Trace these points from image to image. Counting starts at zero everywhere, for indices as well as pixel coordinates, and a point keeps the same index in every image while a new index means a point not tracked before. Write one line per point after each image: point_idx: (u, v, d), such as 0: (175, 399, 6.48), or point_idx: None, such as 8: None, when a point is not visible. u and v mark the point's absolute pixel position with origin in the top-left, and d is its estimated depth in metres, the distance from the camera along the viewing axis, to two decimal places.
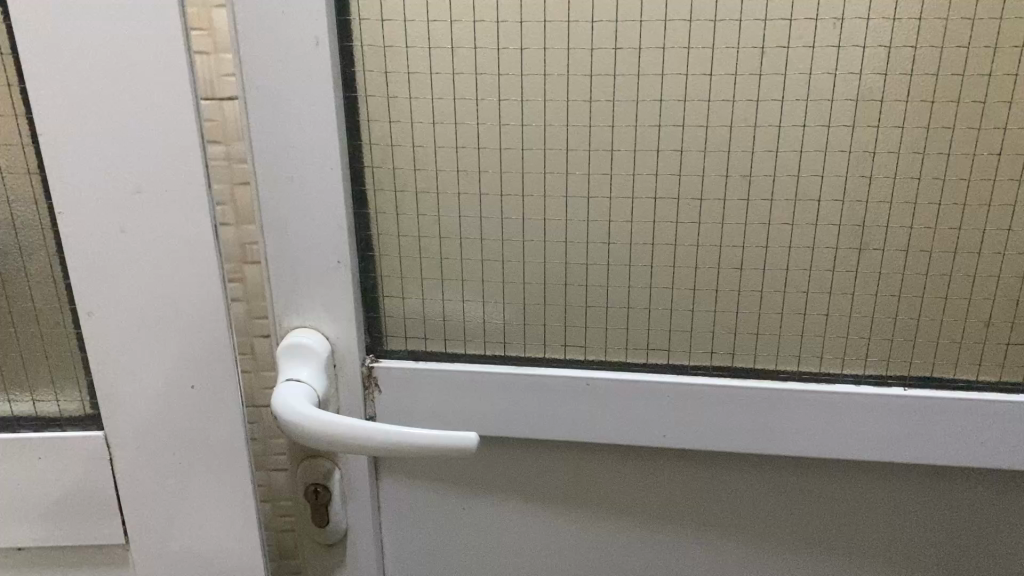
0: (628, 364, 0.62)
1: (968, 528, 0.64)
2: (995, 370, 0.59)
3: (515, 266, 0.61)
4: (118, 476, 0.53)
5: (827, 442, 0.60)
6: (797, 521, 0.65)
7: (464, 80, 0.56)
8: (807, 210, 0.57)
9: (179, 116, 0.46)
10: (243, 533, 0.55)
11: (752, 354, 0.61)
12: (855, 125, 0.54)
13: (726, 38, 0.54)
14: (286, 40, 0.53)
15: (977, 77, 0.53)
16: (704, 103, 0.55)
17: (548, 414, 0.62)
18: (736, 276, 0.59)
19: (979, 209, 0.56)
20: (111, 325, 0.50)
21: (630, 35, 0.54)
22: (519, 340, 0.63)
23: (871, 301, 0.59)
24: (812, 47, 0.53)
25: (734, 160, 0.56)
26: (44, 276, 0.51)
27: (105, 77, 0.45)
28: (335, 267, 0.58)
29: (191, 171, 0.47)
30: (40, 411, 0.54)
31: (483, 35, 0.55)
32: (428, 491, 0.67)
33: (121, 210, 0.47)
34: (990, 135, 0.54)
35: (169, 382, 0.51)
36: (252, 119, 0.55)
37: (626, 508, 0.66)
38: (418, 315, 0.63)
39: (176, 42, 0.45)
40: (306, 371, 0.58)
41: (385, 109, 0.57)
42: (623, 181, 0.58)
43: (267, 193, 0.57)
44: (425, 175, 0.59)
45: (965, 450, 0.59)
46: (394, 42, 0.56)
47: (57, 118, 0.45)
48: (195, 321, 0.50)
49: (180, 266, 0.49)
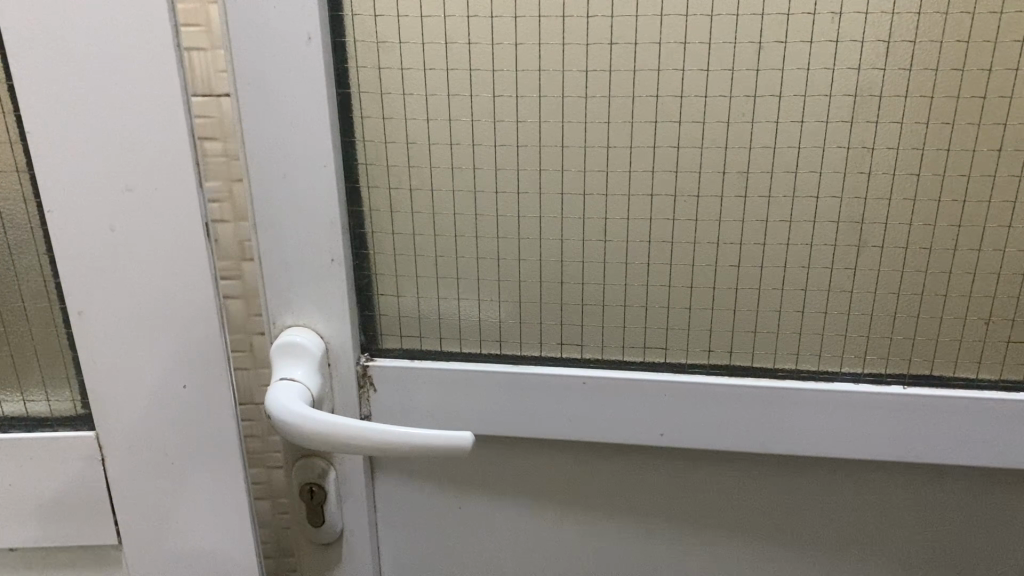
0: (625, 363, 0.61)
1: (968, 528, 0.63)
2: (995, 369, 0.59)
3: (511, 263, 0.61)
4: (110, 477, 0.53)
5: (826, 441, 0.59)
6: (796, 521, 0.65)
7: (458, 77, 0.56)
8: (805, 207, 0.56)
9: (170, 114, 0.46)
10: (237, 533, 0.55)
11: (750, 352, 0.60)
12: (853, 121, 0.54)
13: (723, 34, 0.53)
14: (279, 36, 0.52)
15: (977, 72, 0.52)
16: (700, 99, 0.55)
17: (544, 413, 0.61)
18: (733, 274, 0.59)
19: (979, 206, 0.55)
20: (101, 324, 0.49)
21: (626, 30, 0.54)
22: (515, 338, 0.62)
23: (870, 299, 0.58)
24: (810, 42, 0.52)
25: (732, 156, 0.56)
26: (34, 274, 0.51)
27: (94, 73, 0.44)
28: (329, 265, 0.58)
29: (182, 169, 0.47)
30: (31, 412, 0.53)
31: (477, 30, 0.55)
32: (424, 491, 0.67)
33: (110, 208, 0.47)
34: (990, 132, 0.54)
35: (161, 382, 0.51)
36: (244, 117, 0.55)
37: (623, 508, 0.66)
38: (413, 313, 0.62)
39: (166, 38, 0.44)
40: (300, 370, 0.57)
41: (379, 105, 0.57)
42: (619, 178, 0.57)
43: (261, 190, 0.56)
44: (419, 172, 0.59)
45: (965, 449, 0.58)
46: (387, 38, 0.55)
47: (45, 117, 0.45)
48: (188, 321, 0.50)
49: (171, 266, 0.48)
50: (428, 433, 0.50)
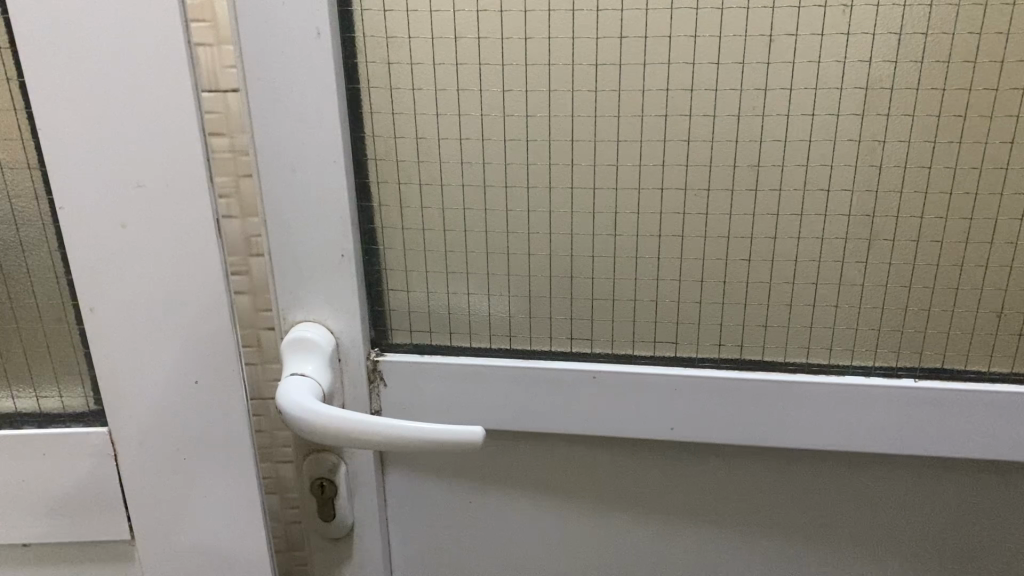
0: (635, 357, 0.61)
1: (977, 523, 0.63)
2: (1007, 362, 0.58)
3: (520, 258, 0.60)
4: (122, 473, 0.53)
5: (837, 435, 0.59)
6: (805, 516, 0.65)
7: (467, 71, 0.56)
8: (817, 200, 0.56)
9: (180, 110, 0.46)
10: (249, 531, 0.55)
11: (761, 346, 0.60)
12: (864, 114, 0.54)
13: (732, 27, 0.53)
14: (287, 32, 0.52)
15: (989, 65, 0.52)
16: (710, 93, 0.54)
17: (554, 407, 0.61)
18: (744, 268, 0.59)
19: (990, 199, 0.55)
20: (113, 321, 0.50)
21: (636, 23, 0.53)
22: (524, 333, 0.62)
23: (882, 292, 0.58)
24: (820, 35, 0.52)
25: (743, 150, 0.55)
26: (46, 271, 0.51)
27: (103, 69, 0.44)
28: (339, 261, 0.58)
29: (193, 164, 0.47)
30: (43, 407, 0.54)
31: (486, 25, 0.55)
32: (434, 486, 0.67)
33: (122, 206, 0.47)
34: (1002, 123, 0.53)
35: (173, 379, 0.51)
36: (253, 113, 0.54)
37: (633, 503, 0.66)
38: (423, 308, 0.62)
39: (177, 34, 0.44)
40: (312, 365, 0.58)
41: (388, 100, 0.57)
42: (629, 172, 0.57)
43: (270, 186, 0.56)
44: (428, 168, 0.59)
45: (976, 443, 0.58)
46: (395, 33, 0.55)
47: (55, 115, 0.45)
48: (199, 316, 0.50)
49: (182, 262, 0.48)
50: (421, 429, 0.50)
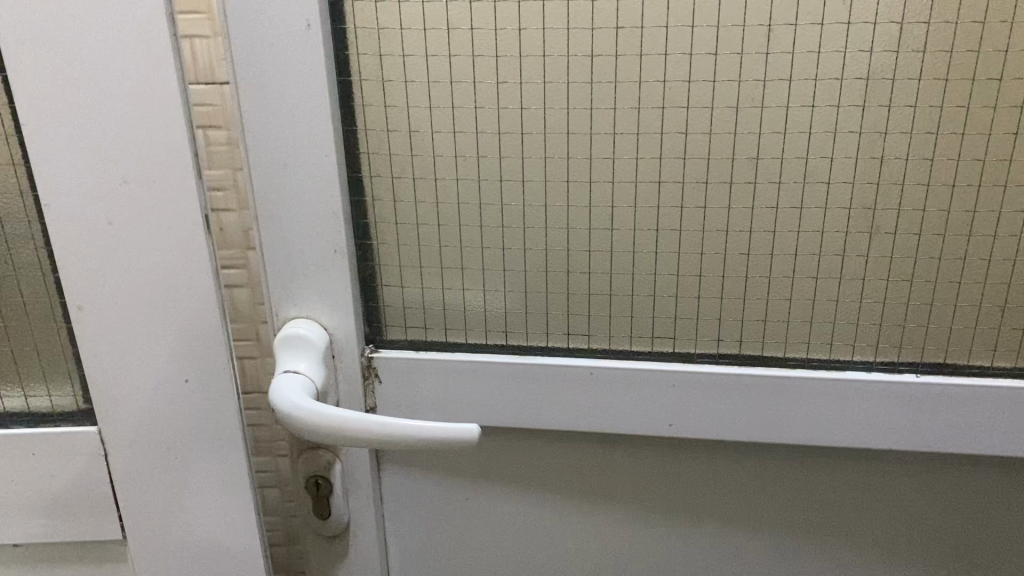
0: (633, 353, 0.60)
1: (980, 520, 0.62)
2: (1011, 356, 0.57)
3: (515, 253, 0.60)
4: (113, 473, 0.52)
5: (837, 432, 0.58)
6: (803, 513, 0.64)
7: (460, 63, 0.55)
8: (817, 192, 0.55)
9: (166, 105, 0.45)
10: (242, 530, 0.55)
11: (760, 342, 0.59)
12: (866, 105, 0.52)
13: (731, 16, 0.51)
14: (278, 23, 0.51)
15: (993, 54, 0.51)
16: (709, 84, 0.53)
17: (550, 403, 0.61)
18: (744, 262, 0.58)
19: (994, 189, 0.54)
20: (102, 320, 0.49)
21: (632, 12, 0.52)
22: (520, 328, 0.61)
23: (883, 286, 0.57)
24: (820, 24, 0.51)
25: (742, 142, 0.54)
26: (33, 268, 0.51)
27: (87, 62, 0.43)
28: (331, 256, 0.57)
29: (179, 160, 0.46)
30: (32, 407, 0.53)
31: (479, 15, 0.53)
32: (429, 483, 0.66)
33: (108, 202, 0.46)
34: (1006, 114, 0.52)
35: (162, 377, 0.50)
36: (244, 107, 0.54)
37: (630, 500, 0.65)
38: (417, 304, 0.62)
39: (162, 24, 0.43)
40: (304, 361, 0.57)
41: (380, 93, 0.56)
42: (626, 165, 0.56)
43: (262, 181, 0.55)
44: (422, 161, 0.58)
45: (978, 440, 0.57)
46: (388, 24, 0.54)
47: (37, 110, 0.44)
48: (188, 314, 0.49)
49: (170, 260, 0.48)
50: (412, 423, 0.50)
